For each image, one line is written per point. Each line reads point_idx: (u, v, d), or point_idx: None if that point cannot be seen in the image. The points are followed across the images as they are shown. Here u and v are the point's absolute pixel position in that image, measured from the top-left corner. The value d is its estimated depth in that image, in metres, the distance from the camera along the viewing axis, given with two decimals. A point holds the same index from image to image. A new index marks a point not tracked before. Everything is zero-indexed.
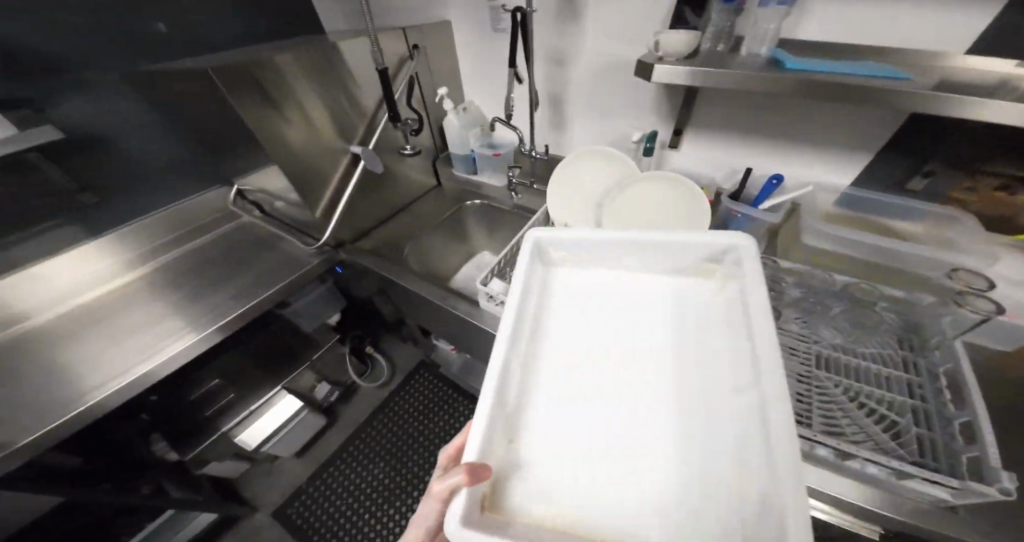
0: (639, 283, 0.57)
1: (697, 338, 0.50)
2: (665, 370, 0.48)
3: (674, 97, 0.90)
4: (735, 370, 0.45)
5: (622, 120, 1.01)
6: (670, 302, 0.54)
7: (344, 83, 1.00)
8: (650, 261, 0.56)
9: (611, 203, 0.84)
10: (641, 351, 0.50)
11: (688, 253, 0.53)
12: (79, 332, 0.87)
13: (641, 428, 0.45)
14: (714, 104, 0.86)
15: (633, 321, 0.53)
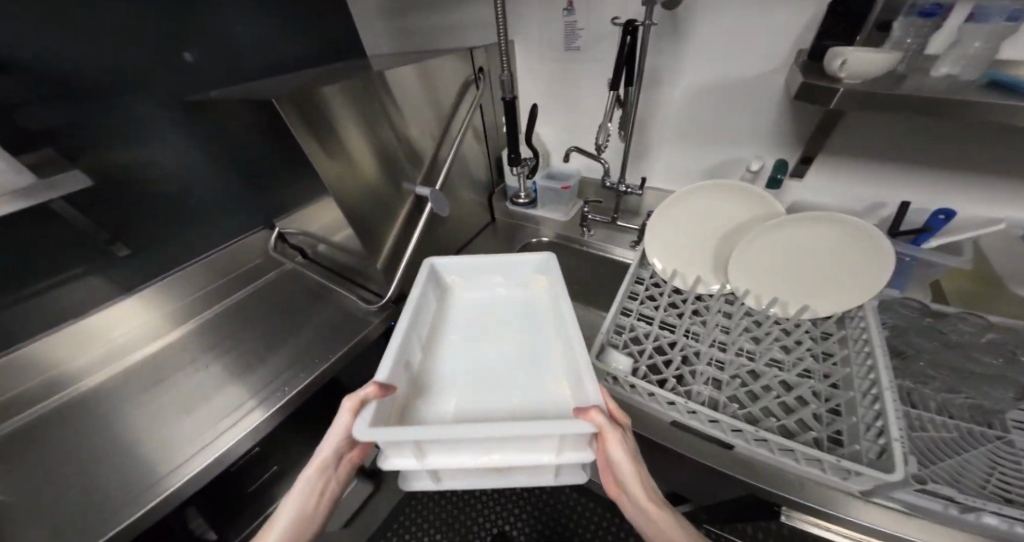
0: (502, 301, 0.76)
1: (530, 335, 0.69)
2: (521, 357, 0.66)
3: (804, 122, 0.77)
4: (527, 344, 0.67)
5: (728, 146, 0.88)
6: (523, 312, 0.73)
7: (408, 114, 0.87)
8: (510, 282, 0.77)
9: (749, 247, 0.70)
10: (502, 345, 0.68)
11: (511, 268, 0.76)
12: (106, 419, 0.71)
13: (498, 398, 0.60)
14: (862, 129, 0.72)
15: (517, 325, 0.71)
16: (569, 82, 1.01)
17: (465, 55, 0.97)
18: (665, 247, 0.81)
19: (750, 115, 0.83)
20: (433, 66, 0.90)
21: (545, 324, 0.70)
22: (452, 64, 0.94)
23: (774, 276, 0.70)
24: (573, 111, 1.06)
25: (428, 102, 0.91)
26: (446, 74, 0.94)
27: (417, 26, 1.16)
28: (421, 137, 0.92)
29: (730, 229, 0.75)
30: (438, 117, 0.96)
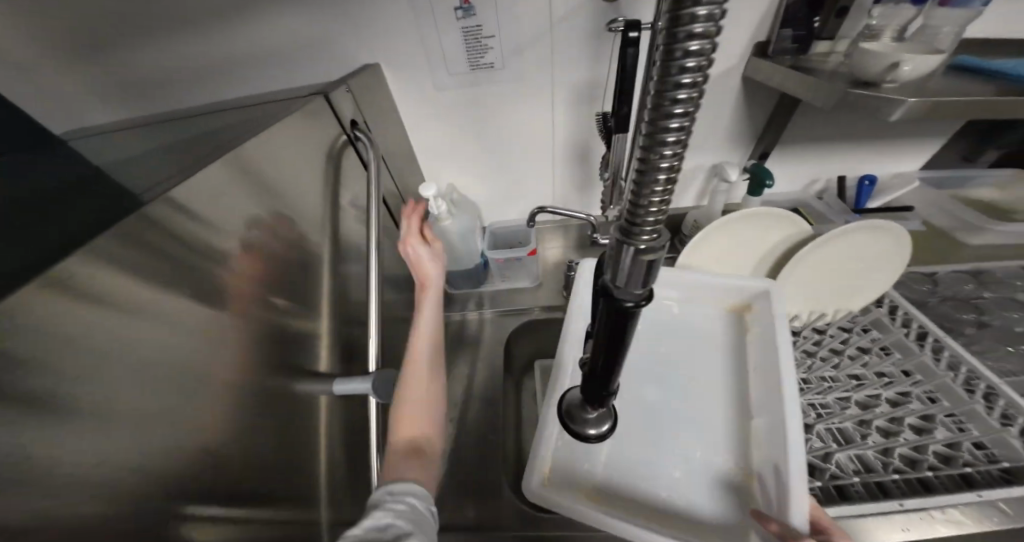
0: (686, 321, 0.61)
1: (712, 377, 0.55)
2: (703, 406, 0.53)
3: (758, 119, 0.73)
4: (721, 399, 0.53)
5: (682, 156, 0.79)
6: (705, 345, 0.58)
7: (277, 256, 0.42)
8: (699, 295, 0.61)
9: (791, 275, 0.65)
10: (691, 389, 0.55)
11: (706, 289, 0.60)
12: None
13: (664, 460, 0.49)
14: (808, 119, 0.72)
15: (693, 374, 0.56)
16: (480, 114, 0.71)
17: (320, 106, 0.53)
18: None
19: (707, 121, 0.74)
20: (278, 144, 0.45)
21: (753, 379, 0.53)
22: (308, 129, 0.51)
23: (814, 292, 0.68)
24: (495, 153, 0.77)
25: (297, 211, 0.48)
26: (302, 151, 0.49)
27: (180, 63, 0.64)
28: (301, 282, 0.48)
29: (758, 255, 0.69)
30: (318, 230, 0.52)
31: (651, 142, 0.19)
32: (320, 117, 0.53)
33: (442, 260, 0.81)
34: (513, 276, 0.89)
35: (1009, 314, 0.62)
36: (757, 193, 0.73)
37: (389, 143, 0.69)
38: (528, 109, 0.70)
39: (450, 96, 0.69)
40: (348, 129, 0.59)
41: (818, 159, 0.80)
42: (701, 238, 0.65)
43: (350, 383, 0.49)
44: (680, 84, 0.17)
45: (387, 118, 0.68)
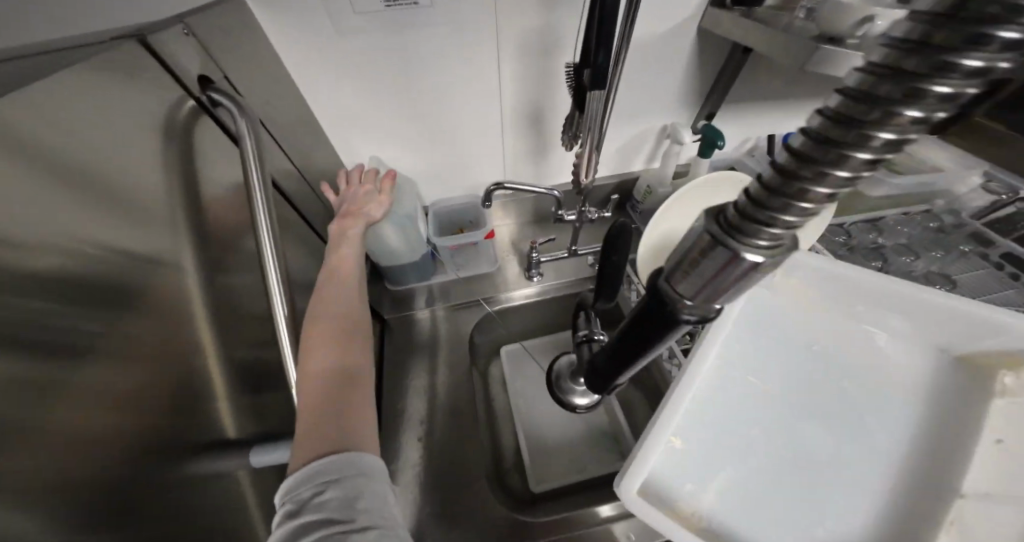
0: (908, 358, 0.41)
1: (917, 420, 0.39)
2: (868, 461, 0.40)
3: (705, 77, 0.70)
4: (895, 450, 0.39)
5: (631, 117, 0.74)
6: (928, 396, 0.40)
7: (85, 306, 0.26)
8: (929, 331, 0.40)
9: None
10: (872, 437, 0.40)
11: (989, 338, 0.37)
12: None
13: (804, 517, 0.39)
14: (750, 76, 0.71)
15: (875, 408, 0.41)
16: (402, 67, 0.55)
17: (134, 55, 0.32)
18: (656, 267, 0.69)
19: (657, 77, 0.69)
20: (75, 119, 0.27)
21: (939, 454, 0.38)
22: (128, 94, 0.31)
23: None
24: (428, 115, 0.62)
25: (140, 225, 0.31)
26: (119, 128, 0.30)
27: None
28: (168, 329, 0.32)
29: None
30: (192, 249, 0.36)
31: (837, 136, 0.13)
32: (144, 75, 0.33)
33: (380, 258, 0.67)
34: (467, 263, 0.79)
35: (902, 258, 0.72)
36: (705, 154, 0.72)
37: (284, 109, 0.51)
38: (461, 58, 0.56)
39: (359, 43, 0.52)
40: (195, 91, 0.38)
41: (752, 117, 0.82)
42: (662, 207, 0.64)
43: (280, 449, 0.37)
44: (958, 61, 0.11)
45: (274, 75, 0.50)
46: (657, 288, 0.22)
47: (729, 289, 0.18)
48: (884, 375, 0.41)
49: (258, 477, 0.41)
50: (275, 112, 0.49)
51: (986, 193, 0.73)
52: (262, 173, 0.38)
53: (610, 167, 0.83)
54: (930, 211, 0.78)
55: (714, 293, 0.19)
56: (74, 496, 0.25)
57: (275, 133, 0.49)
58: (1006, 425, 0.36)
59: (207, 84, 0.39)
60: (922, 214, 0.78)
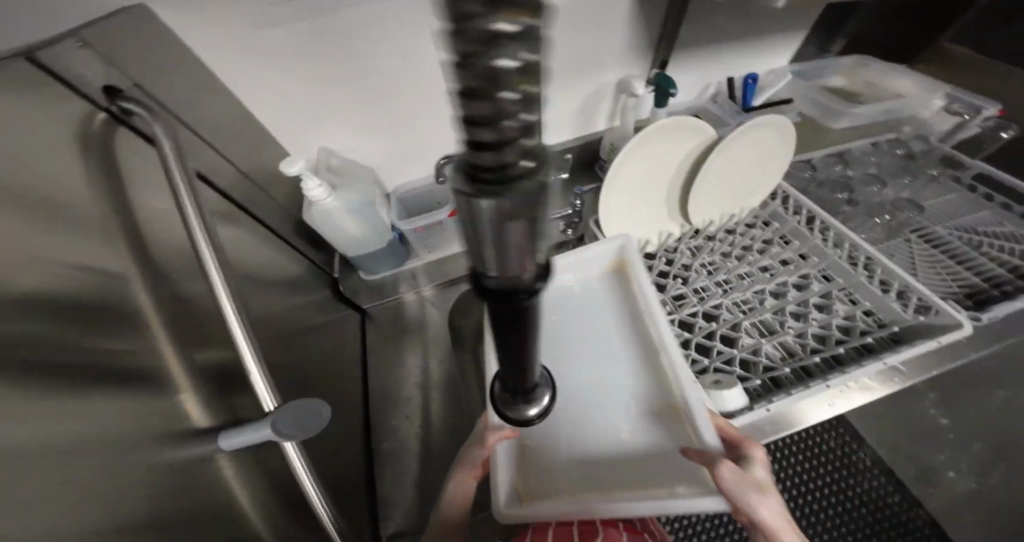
0: (592, 286, 0.59)
1: (620, 327, 0.56)
2: (606, 365, 0.53)
3: (649, 28, 0.69)
4: (616, 348, 0.54)
5: (583, 79, 0.74)
6: (602, 304, 0.58)
7: (43, 312, 0.27)
8: (589, 264, 0.60)
9: (704, 182, 0.67)
10: (601, 346, 0.54)
11: (601, 253, 0.59)
12: None
13: (583, 423, 0.49)
14: (694, 21, 0.70)
15: (599, 327, 0.56)
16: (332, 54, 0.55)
17: (24, 70, 0.32)
18: (622, 223, 0.70)
19: (600, 31, 0.67)
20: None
21: (640, 340, 0.54)
22: (36, 108, 0.31)
23: (724, 191, 0.71)
24: (368, 99, 0.62)
25: (76, 237, 0.32)
26: (26, 141, 0.30)
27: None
28: (122, 330, 0.33)
29: (673, 168, 0.69)
30: (134, 256, 0.37)
31: (474, 87, 0.08)
32: (41, 88, 0.32)
33: (342, 247, 0.67)
34: (437, 244, 0.80)
35: (870, 188, 0.72)
36: (662, 104, 0.72)
37: (217, 113, 0.51)
38: (389, 37, 0.56)
39: (281, 36, 0.51)
40: (104, 103, 0.38)
41: (708, 65, 0.81)
42: (620, 159, 0.64)
43: (246, 432, 0.39)
44: (489, 19, 0.07)
45: (199, 78, 0.50)
46: (473, 280, 0.17)
47: (523, 254, 0.14)
48: (583, 305, 0.58)
49: (248, 461, 0.43)
50: (202, 116, 0.49)
51: (948, 114, 0.72)
52: (188, 172, 0.39)
53: (572, 130, 0.83)
54: (897, 137, 0.77)
55: (512, 259, 0.14)
56: (85, 480, 0.26)
57: (205, 136, 0.49)
58: (629, 311, 0.57)
59: (115, 93, 0.39)
60: (890, 141, 0.76)
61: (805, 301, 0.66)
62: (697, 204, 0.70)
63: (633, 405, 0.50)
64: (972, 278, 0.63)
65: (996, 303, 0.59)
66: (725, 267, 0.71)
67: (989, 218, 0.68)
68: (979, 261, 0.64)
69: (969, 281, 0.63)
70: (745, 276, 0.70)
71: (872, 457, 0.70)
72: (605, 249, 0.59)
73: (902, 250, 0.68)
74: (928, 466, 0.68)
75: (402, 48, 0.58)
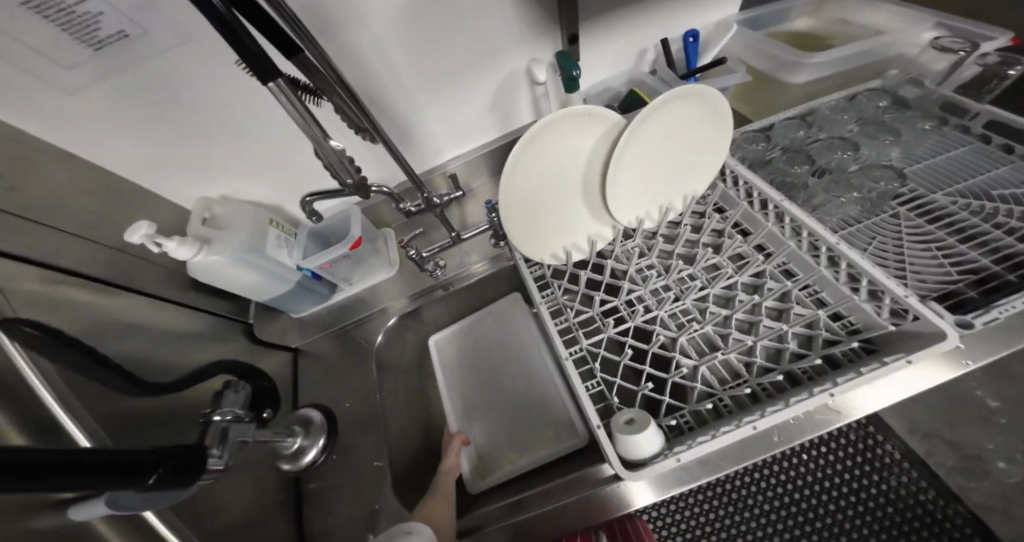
0: (509, 321, 0.80)
1: (524, 348, 0.76)
2: (519, 376, 0.73)
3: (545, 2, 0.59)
4: (528, 364, 0.74)
5: (484, 73, 0.65)
6: (517, 332, 0.78)
7: None
8: (496, 309, 0.82)
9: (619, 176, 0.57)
10: (516, 363, 0.75)
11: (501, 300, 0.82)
12: None
13: (511, 418, 0.70)
14: None
15: (514, 348, 0.77)
16: (168, 100, 0.51)
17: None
18: (535, 234, 0.62)
19: (484, 14, 0.58)
20: None
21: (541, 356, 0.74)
22: None
23: (652, 183, 0.60)
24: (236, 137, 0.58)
25: None
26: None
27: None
28: None
29: (586, 164, 0.59)
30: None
31: None
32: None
33: (251, 295, 0.64)
34: (357, 275, 0.79)
35: (837, 154, 0.58)
36: (572, 90, 0.62)
37: (62, 181, 0.49)
38: (230, 68, 0.50)
39: (104, 94, 0.48)
40: None
41: (639, 32, 0.69)
42: (513, 164, 0.54)
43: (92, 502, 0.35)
44: None
45: (28, 147, 0.47)
46: None
47: None
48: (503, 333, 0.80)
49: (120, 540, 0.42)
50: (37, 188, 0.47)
51: (939, 52, 0.57)
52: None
53: (489, 128, 0.74)
54: (884, 84, 0.62)
55: None
56: None
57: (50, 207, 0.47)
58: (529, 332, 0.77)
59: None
60: (872, 91, 0.61)
61: (757, 306, 0.53)
62: (620, 202, 0.60)
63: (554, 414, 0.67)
64: (979, 258, 0.46)
65: (1014, 295, 0.42)
66: (665, 272, 0.60)
67: (1010, 174, 0.50)
68: (988, 233, 0.47)
69: (980, 263, 0.46)
70: (688, 279, 0.59)
71: (905, 448, 0.43)
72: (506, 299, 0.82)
73: (883, 229, 0.52)
74: (980, 461, 0.42)
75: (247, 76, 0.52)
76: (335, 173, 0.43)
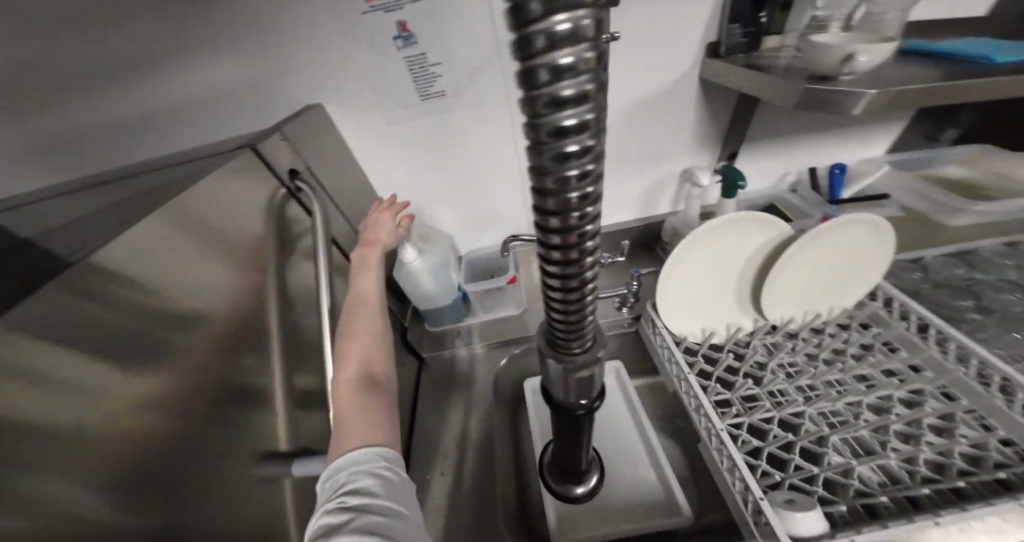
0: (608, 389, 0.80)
1: (624, 420, 0.75)
2: (616, 446, 0.71)
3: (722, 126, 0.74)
4: (627, 437, 0.72)
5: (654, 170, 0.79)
6: (615, 402, 0.78)
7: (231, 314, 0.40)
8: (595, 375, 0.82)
9: (780, 272, 0.63)
10: (613, 432, 0.74)
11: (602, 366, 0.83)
12: None
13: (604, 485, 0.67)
14: (770, 119, 0.73)
15: (612, 416, 0.76)
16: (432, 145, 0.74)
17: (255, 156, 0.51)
18: (680, 307, 0.68)
19: (669, 124, 0.73)
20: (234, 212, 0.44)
21: (639, 433, 0.72)
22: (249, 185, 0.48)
23: (803, 288, 0.66)
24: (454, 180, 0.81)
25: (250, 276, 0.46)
26: (247, 196, 0.48)
27: (128, 109, 0.64)
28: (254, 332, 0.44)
29: (741, 258, 0.67)
30: (283, 281, 0.52)
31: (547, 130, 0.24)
32: (257, 168, 0.51)
33: (416, 301, 0.78)
34: (494, 304, 0.84)
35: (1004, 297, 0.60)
36: (730, 195, 0.72)
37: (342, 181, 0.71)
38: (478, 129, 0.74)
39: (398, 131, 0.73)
40: (288, 181, 0.56)
41: (791, 157, 0.80)
42: (681, 248, 0.63)
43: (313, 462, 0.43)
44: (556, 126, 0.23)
45: (337, 157, 0.70)
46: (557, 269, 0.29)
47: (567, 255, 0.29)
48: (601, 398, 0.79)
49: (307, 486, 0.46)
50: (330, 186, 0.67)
51: None
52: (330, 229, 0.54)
53: (637, 211, 0.86)
54: None
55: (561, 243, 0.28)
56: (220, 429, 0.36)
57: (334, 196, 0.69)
58: (628, 404, 0.77)
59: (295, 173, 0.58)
60: None
61: (918, 421, 0.51)
62: (774, 296, 0.65)
63: (655, 496, 0.64)
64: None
65: None
66: (807, 369, 0.62)
67: None
68: None
69: None
70: (833, 380, 0.60)
71: None
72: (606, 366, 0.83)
73: None
74: None
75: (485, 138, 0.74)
76: None
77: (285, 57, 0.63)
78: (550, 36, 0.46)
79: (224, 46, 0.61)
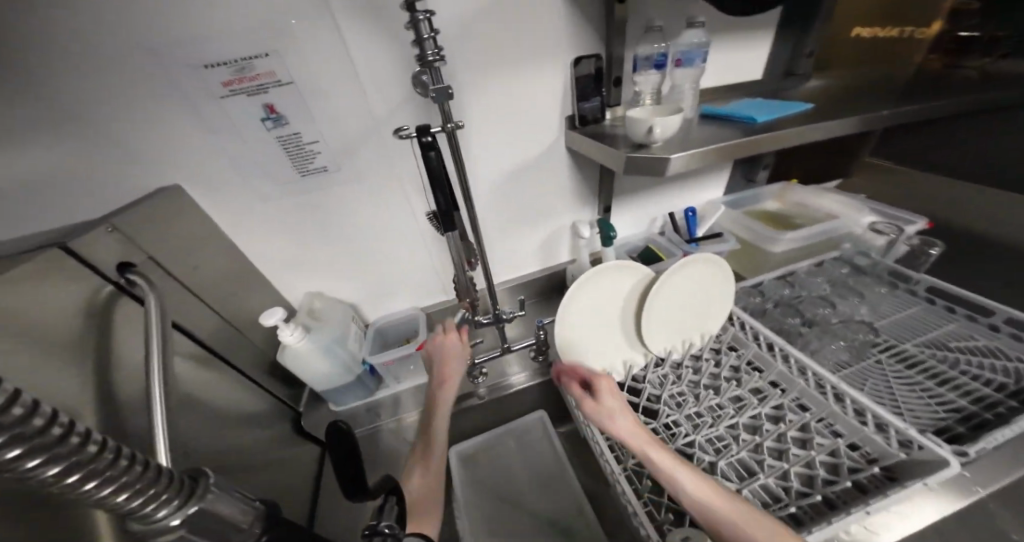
0: (531, 443, 0.80)
1: (550, 473, 0.76)
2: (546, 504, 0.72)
3: (590, 180, 0.83)
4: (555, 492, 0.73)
5: (539, 224, 0.85)
6: (540, 455, 0.78)
7: None
8: (516, 430, 0.82)
9: (650, 310, 0.71)
10: (542, 489, 0.74)
11: (523, 419, 0.83)
12: None
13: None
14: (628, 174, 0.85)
15: (538, 471, 0.76)
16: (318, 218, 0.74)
17: (58, 258, 0.46)
18: (578, 353, 0.72)
19: (544, 184, 0.80)
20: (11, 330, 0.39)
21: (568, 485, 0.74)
22: (45, 289, 0.44)
23: (675, 321, 0.75)
24: (347, 253, 0.80)
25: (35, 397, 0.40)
26: (40, 303, 0.43)
27: None
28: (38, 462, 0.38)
29: (620, 301, 0.75)
30: (98, 394, 0.45)
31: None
32: (62, 271, 0.46)
33: (315, 386, 0.73)
34: (407, 374, 0.81)
35: (819, 309, 0.75)
36: (608, 242, 0.80)
37: (206, 265, 0.65)
38: (361, 195, 0.75)
39: (275, 208, 0.71)
40: (115, 277, 0.52)
41: (653, 207, 0.93)
42: (566, 299, 0.70)
43: None
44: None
45: (197, 235, 0.65)
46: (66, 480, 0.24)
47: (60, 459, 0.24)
48: (526, 453, 0.79)
49: None
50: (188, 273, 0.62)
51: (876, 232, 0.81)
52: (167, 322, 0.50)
53: (537, 263, 0.91)
54: (841, 255, 0.84)
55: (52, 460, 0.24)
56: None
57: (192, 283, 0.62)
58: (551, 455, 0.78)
59: (127, 268, 0.53)
60: (832, 260, 0.83)
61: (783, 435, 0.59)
62: (652, 332, 0.73)
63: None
64: (957, 399, 0.57)
65: (993, 429, 0.51)
66: (693, 399, 0.67)
67: (959, 330, 0.66)
68: (961, 381, 0.59)
69: (949, 410, 0.56)
70: (715, 405, 0.66)
71: None
72: (528, 418, 0.82)
73: (873, 379, 0.63)
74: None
75: (367, 210, 0.77)
76: (459, 293, 0.63)
77: (128, 144, 0.59)
78: (397, 129, 0.52)
79: (39, 137, 0.55)
